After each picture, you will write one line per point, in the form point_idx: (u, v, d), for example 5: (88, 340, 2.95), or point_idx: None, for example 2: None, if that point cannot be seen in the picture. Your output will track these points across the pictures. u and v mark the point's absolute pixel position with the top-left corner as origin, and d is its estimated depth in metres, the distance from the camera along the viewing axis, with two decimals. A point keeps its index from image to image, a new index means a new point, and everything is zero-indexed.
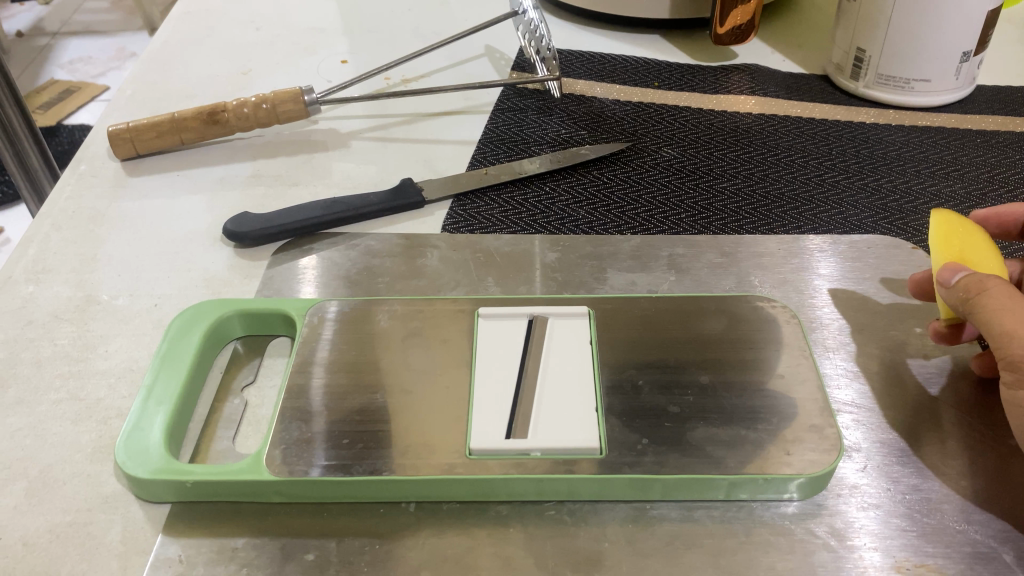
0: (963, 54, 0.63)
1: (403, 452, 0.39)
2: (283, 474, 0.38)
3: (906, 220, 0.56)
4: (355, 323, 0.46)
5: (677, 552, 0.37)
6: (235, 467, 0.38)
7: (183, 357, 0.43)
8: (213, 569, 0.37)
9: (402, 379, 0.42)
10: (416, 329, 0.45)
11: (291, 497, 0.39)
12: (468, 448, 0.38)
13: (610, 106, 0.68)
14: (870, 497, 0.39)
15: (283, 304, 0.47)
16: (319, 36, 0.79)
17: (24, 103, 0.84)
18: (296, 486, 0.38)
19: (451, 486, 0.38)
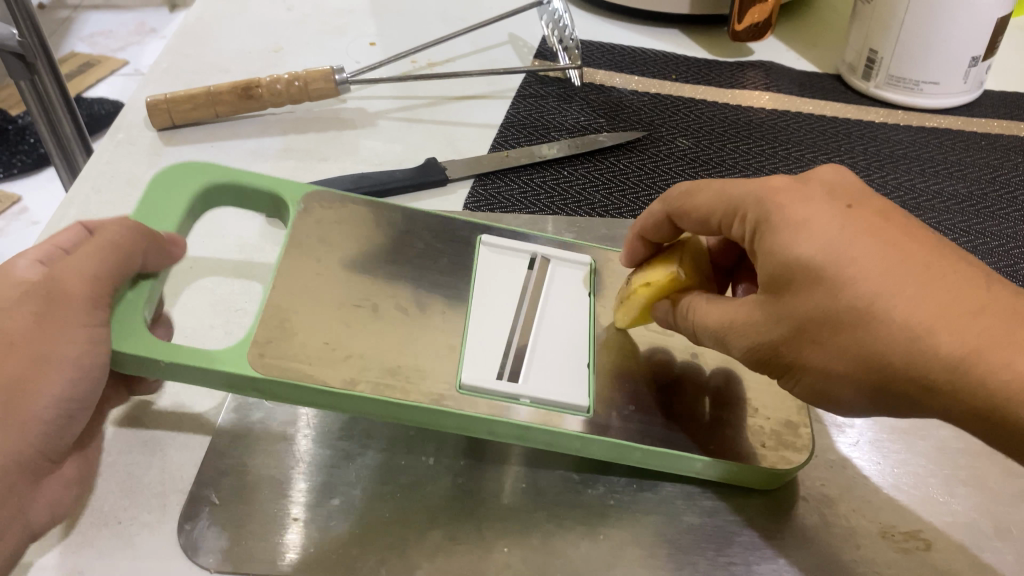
0: (972, 59, 0.65)
1: (393, 372, 0.37)
2: (262, 371, 0.35)
3: (910, 215, 0.59)
4: (353, 221, 0.44)
5: (677, 512, 0.40)
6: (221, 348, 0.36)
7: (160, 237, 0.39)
8: (247, 508, 0.39)
9: (398, 290, 0.41)
10: (417, 244, 0.45)
11: (265, 396, 0.36)
12: (459, 380, 0.38)
13: (629, 96, 0.71)
14: (861, 469, 0.42)
15: (271, 185, 0.43)
16: (349, 18, 0.81)
17: (77, 111, 0.85)
18: (277, 386, 0.36)
19: (439, 418, 0.37)
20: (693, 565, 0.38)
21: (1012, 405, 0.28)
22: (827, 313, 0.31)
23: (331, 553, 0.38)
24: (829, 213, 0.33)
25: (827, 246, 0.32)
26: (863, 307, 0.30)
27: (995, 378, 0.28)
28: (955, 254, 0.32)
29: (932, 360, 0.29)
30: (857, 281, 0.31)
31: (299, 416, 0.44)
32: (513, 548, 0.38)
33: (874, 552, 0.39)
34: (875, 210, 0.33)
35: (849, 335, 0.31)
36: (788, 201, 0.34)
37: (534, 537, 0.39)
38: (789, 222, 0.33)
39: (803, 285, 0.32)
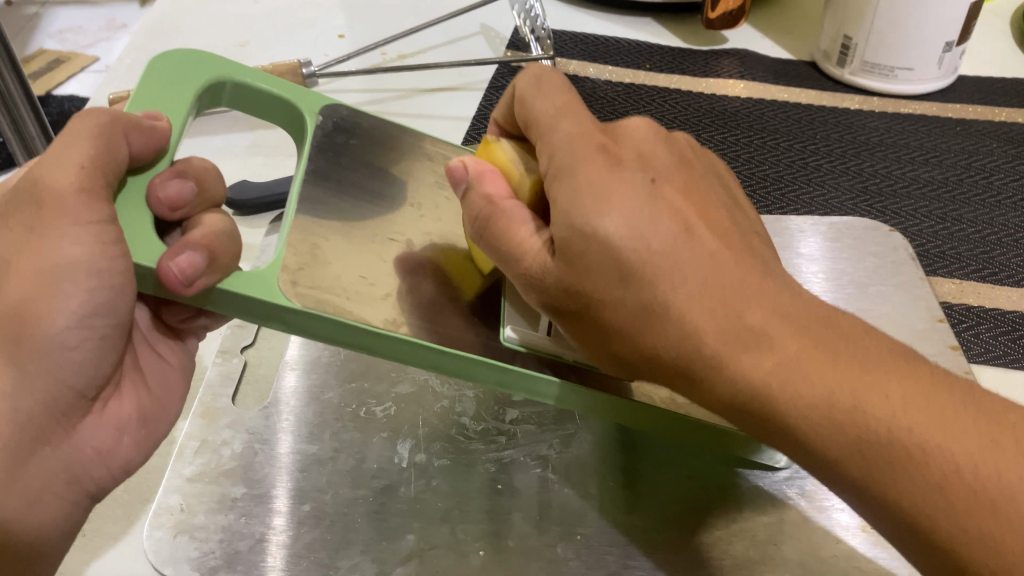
0: (946, 45, 0.65)
1: (423, 312, 0.34)
2: (301, 302, 0.31)
3: (885, 203, 0.59)
4: (367, 146, 0.40)
5: (656, 510, 0.40)
6: (245, 271, 0.31)
7: (172, 126, 0.33)
8: (215, 517, 0.38)
9: (430, 233, 0.40)
10: (439, 186, 0.42)
11: (291, 330, 0.32)
12: (503, 335, 0.36)
13: (603, 86, 0.70)
14: None
15: (291, 93, 0.38)
16: (317, 9, 0.80)
17: None
18: (309, 321, 0.32)
19: (482, 371, 0.34)
20: (672, 564, 0.37)
21: (764, 406, 0.28)
22: (619, 301, 0.30)
23: (302, 560, 0.36)
24: (630, 192, 0.30)
25: (628, 230, 0.29)
26: (654, 298, 0.29)
27: (753, 380, 0.28)
28: (738, 240, 0.31)
29: (703, 356, 0.29)
30: (651, 274, 0.29)
31: (268, 420, 0.43)
32: (489, 551, 0.37)
33: (854, 547, 0.38)
34: (674, 188, 0.32)
35: (643, 322, 0.29)
36: (591, 173, 0.31)
37: (509, 539, 0.38)
38: (589, 193, 0.30)
39: (602, 266, 0.30)
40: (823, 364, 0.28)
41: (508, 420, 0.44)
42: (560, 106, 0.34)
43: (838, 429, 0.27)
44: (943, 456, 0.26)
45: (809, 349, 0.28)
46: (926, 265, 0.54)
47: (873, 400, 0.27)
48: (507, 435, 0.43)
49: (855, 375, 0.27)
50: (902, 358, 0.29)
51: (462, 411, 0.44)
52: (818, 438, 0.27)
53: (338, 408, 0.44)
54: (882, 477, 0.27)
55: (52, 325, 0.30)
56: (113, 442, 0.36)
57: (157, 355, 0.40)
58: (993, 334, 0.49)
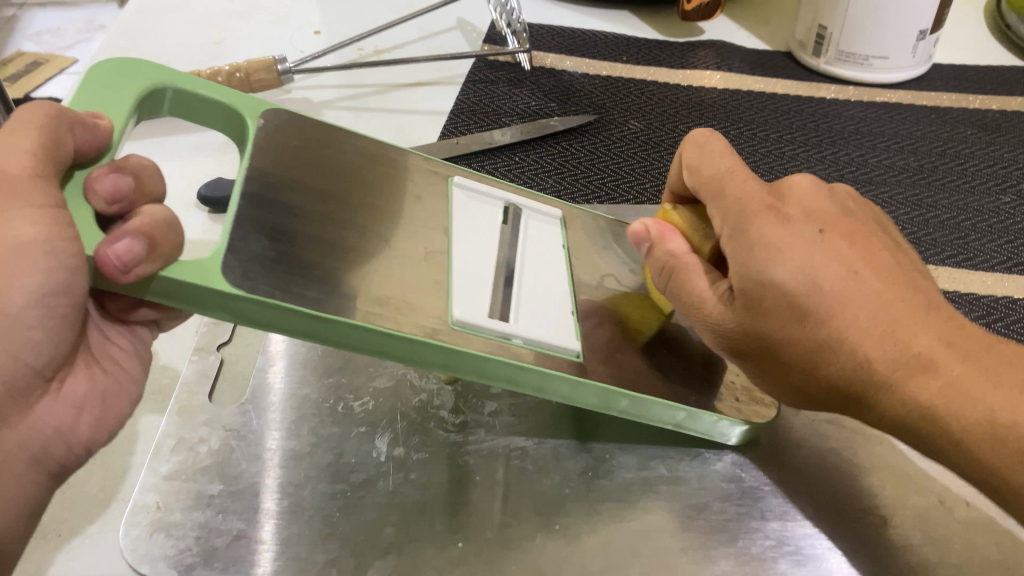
0: (920, 33, 0.65)
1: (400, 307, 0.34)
2: (246, 290, 0.30)
3: (861, 190, 0.59)
4: (319, 142, 0.38)
5: (634, 497, 0.40)
6: (183, 260, 0.30)
7: (114, 125, 0.32)
8: (192, 514, 0.38)
9: None
10: (412, 179, 0.41)
11: (236, 320, 0.31)
12: (452, 316, 0.34)
13: (579, 79, 0.70)
14: None
15: (230, 98, 0.37)
16: (292, 7, 0.79)
17: None
18: (254, 308, 0.30)
19: (431, 354, 0.33)
20: (649, 550, 0.37)
21: (931, 423, 0.32)
22: (793, 340, 0.32)
23: (280, 555, 0.36)
24: (804, 241, 0.33)
25: (800, 275, 0.32)
26: (831, 337, 0.32)
27: (921, 404, 0.31)
28: (899, 271, 0.33)
29: (874, 383, 0.32)
30: (824, 313, 0.32)
31: (245, 417, 0.42)
32: (467, 542, 0.37)
33: (831, 531, 0.38)
34: (842, 237, 0.34)
35: (815, 360, 0.32)
36: (767, 229, 0.33)
37: (486, 530, 0.38)
38: (766, 247, 0.33)
39: (779, 309, 0.32)
40: (986, 388, 0.31)
41: (486, 412, 0.44)
42: (726, 162, 0.37)
43: (1003, 441, 0.31)
44: None
45: (970, 373, 0.31)
46: None
47: (1023, 415, 0.30)
48: (485, 427, 0.43)
49: (1006, 396, 0.31)
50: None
51: (439, 404, 0.44)
52: (977, 447, 0.31)
53: (316, 404, 0.43)
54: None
55: (12, 302, 0.29)
56: (72, 421, 0.34)
57: (107, 339, 0.38)
58: (968, 317, 0.49)
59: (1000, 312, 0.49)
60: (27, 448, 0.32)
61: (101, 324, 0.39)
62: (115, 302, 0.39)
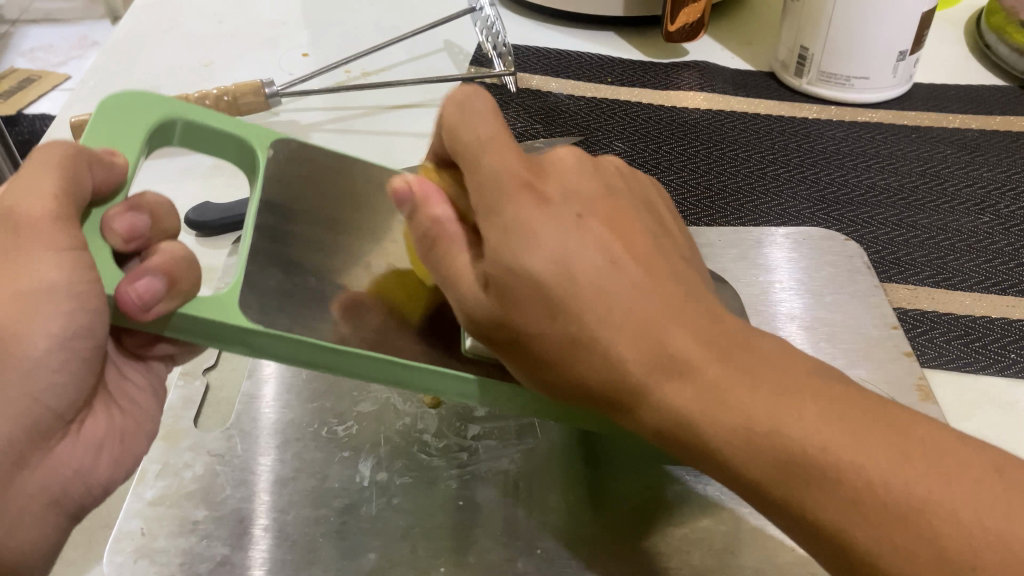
0: (900, 54, 0.66)
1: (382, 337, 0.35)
2: (262, 324, 0.32)
3: (842, 211, 0.60)
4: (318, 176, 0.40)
5: (615, 521, 0.40)
6: (202, 296, 0.32)
7: (129, 162, 0.33)
8: (176, 540, 0.38)
9: (393, 249, 0.40)
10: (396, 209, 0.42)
11: (256, 353, 0.33)
12: (466, 346, 0.36)
13: (565, 100, 0.70)
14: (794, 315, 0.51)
15: (243, 129, 0.37)
16: (281, 29, 0.80)
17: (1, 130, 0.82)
18: (273, 342, 0.32)
19: (441, 383, 0.35)
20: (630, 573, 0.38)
21: (686, 430, 0.29)
22: (545, 333, 0.30)
23: None
24: (561, 226, 0.30)
25: (555, 265, 0.29)
26: (582, 332, 0.29)
27: (680, 412, 0.29)
28: (660, 262, 0.31)
29: (631, 387, 0.30)
30: (576, 308, 0.29)
31: (230, 442, 0.43)
32: (451, 567, 0.38)
33: (810, 553, 0.39)
34: (600, 221, 0.31)
35: (575, 357, 0.30)
36: (521, 208, 0.30)
37: (469, 555, 0.38)
38: (524, 234, 0.30)
39: (528, 299, 0.30)
40: (771, 395, 0.29)
41: (470, 436, 0.44)
42: (490, 124, 0.33)
43: (760, 453, 0.28)
44: (861, 473, 0.27)
45: (734, 377, 0.29)
46: (881, 272, 0.54)
47: (795, 425, 0.28)
48: (468, 451, 0.43)
49: (779, 404, 0.28)
50: (821, 378, 0.30)
51: (423, 429, 0.45)
52: (742, 460, 0.28)
53: (300, 428, 0.44)
54: (802, 497, 0.28)
55: (34, 347, 0.29)
56: (91, 462, 0.35)
57: (123, 376, 0.39)
58: (947, 338, 0.50)
59: (978, 332, 0.50)
60: (39, 492, 0.32)
61: (119, 361, 0.39)
62: (133, 339, 0.39)
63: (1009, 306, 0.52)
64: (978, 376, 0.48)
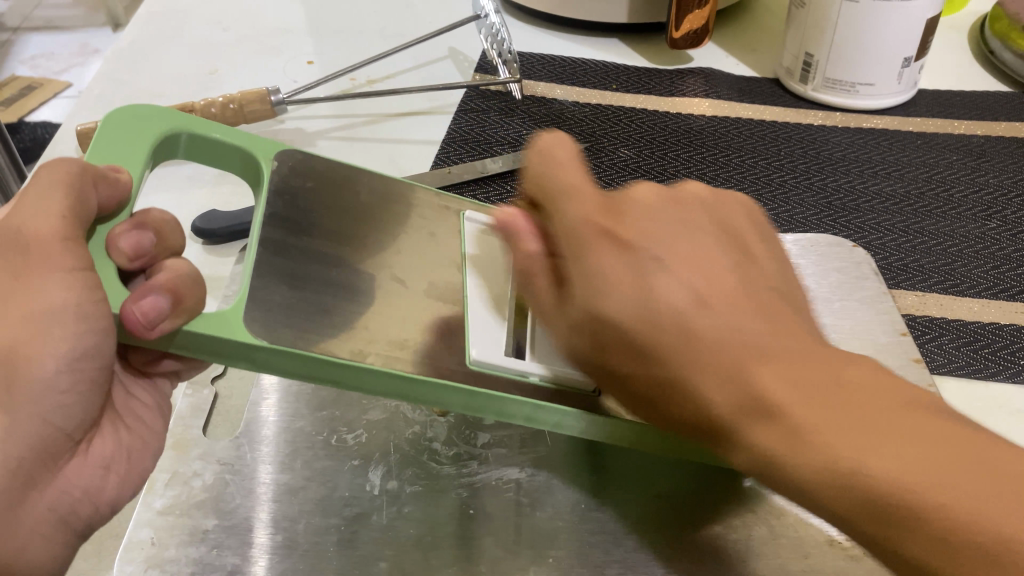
0: (905, 60, 0.66)
1: (394, 348, 0.35)
2: (266, 340, 0.31)
3: (849, 218, 0.60)
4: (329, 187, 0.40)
5: (626, 530, 0.40)
6: (206, 313, 0.31)
7: (133, 177, 0.33)
8: (187, 549, 0.38)
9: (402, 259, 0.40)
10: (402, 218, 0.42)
11: (258, 369, 0.32)
12: (470, 356, 0.36)
13: (570, 107, 0.70)
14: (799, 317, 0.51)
15: (244, 141, 0.38)
16: (286, 37, 0.80)
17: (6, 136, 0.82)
18: (278, 358, 0.32)
19: (448, 397, 0.35)
20: None
21: (772, 467, 0.29)
22: (639, 375, 0.32)
23: None
24: (635, 272, 0.32)
25: (633, 310, 0.32)
26: (669, 374, 0.31)
27: (766, 451, 0.29)
28: (752, 306, 0.32)
29: (721, 429, 0.31)
30: (660, 349, 0.31)
31: (239, 450, 0.43)
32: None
33: (822, 561, 0.38)
34: (681, 266, 0.33)
35: (665, 397, 0.32)
36: (603, 259, 0.32)
37: (481, 564, 0.38)
38: (599, 281, 0.32)
39: (616, 344, 0.32)
40: (843, 431, 0.28)
41: (479, 444, 0.44)
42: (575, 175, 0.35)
43: (838, 493, 0.28)
44: (941, 506, 0.26)
45: (822, 412, 0.29)
46: (889, 278, 0.54)
47: (871, 458, 0.27)
48: (478, 460, 0.43)
49: (857, 438, 0.28)
50: (924, 411, 0.29)
51: (432, 437, 0.44)
52: (819, 493, 0.28)
53: (309, 437, 0.44)
54: (899, 539, 0.27)
55: (48, 362, 0.29)
56: (99, 480, 0.35)
57: (130, 395, 0.39)
58: (956, 345, 0.50)
59: (987, 338, 0.50)
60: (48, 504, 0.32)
61: (124, 380, 0.39)
62: (138, 358, 0.39)
63: (1017, 312, 0.52)
64: (987, 382, 0.48)
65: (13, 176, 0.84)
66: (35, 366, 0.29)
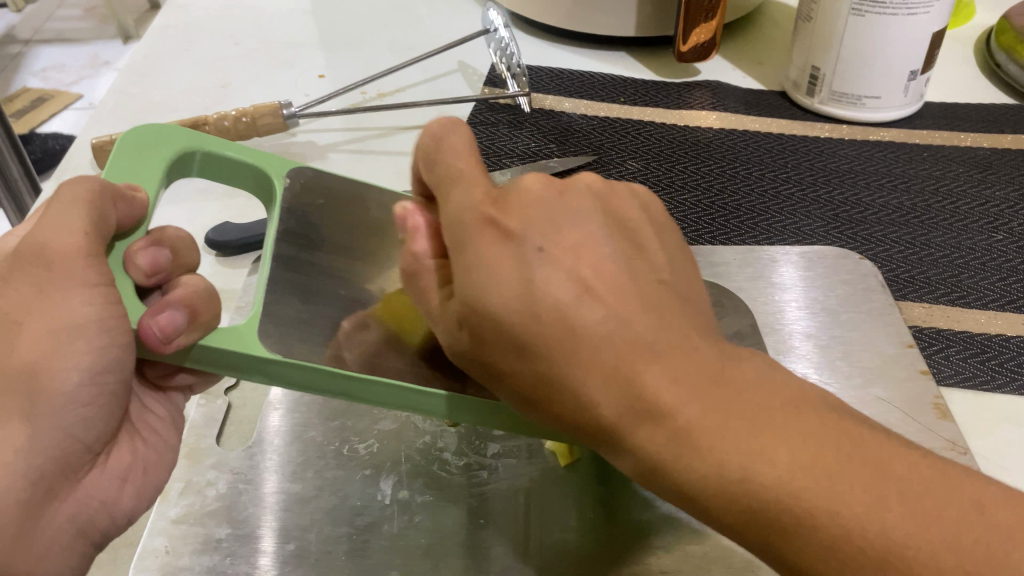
0: (911, 73, 0.67)
1: (407, 361, 0.36)
2: (281, 354, 0.32)
3: (856, 230, 0.60)
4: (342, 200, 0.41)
5: (635, 540, 0.40)
6: (222, 327, 0.32)
7: (149, 197, 0.33)
8: (200, 558, 0.38)
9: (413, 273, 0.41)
10: None
11: (275, 382, 0.33)
12: None
13: (578, 120, 0.71)
14: (806, 331, 0.52)
15: (256, 159, 0.38)
16: (298, 50, 0.81)
17: (21, 149, 0.83)
18: (293, 372, 0.32)
19: (466, 411, 0.35)
20: None
21: (662, 475, 0.28)
22: (518, 371, 0.30)
23: None
24: (512, 259, 0.29)
25: (513, 300, 0.29)
26: (548, 370, 0.29)
27: (655, 455, 0.28)
28: (636, 295, 0.30)
29: (609, 427, 0.29)
30: (541, 347, 0.29)
31: (251, 460, 0.43)
32: None
33: None
34: (562, 248, 0.30)
35: (552, 393, 0.29)
36: (484, 251, 0.30)
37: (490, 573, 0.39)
38: (476, 269, 0.30)
39: (498, 342, 0.30)
40: (736, 437, 0.27)
41: (489, 454, 0.45)
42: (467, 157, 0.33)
43: (729, 500, 0.27)
44: (831, 516, 0.25)
45: (715, 416, 0.27)
46: (896, 290, 0.55)
47: (759, 466, 0.26)
48: (488, 470, 0.44)
49: (744, 442, 0.27)
50: (824, 416, 0.28)
51: (443, 447, 0.45)
52: (706, 497, 0.27)
53: (320, 446, 0.44)
54: (789, 543, 0.26)
55: (67, 373, 0.30)
56: (116, 492, 0.35)
57: (144, 408, 0.40)
58: (963, 356, 0.50)
59: (993, 350, 0.50)
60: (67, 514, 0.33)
61: (140, 393, 0.41)
62: (153, 370, 0.40)
63: None
64: (993, 395, 0.48)
65: (28, 189, 0.85)
66: (54, 378, 0.30)
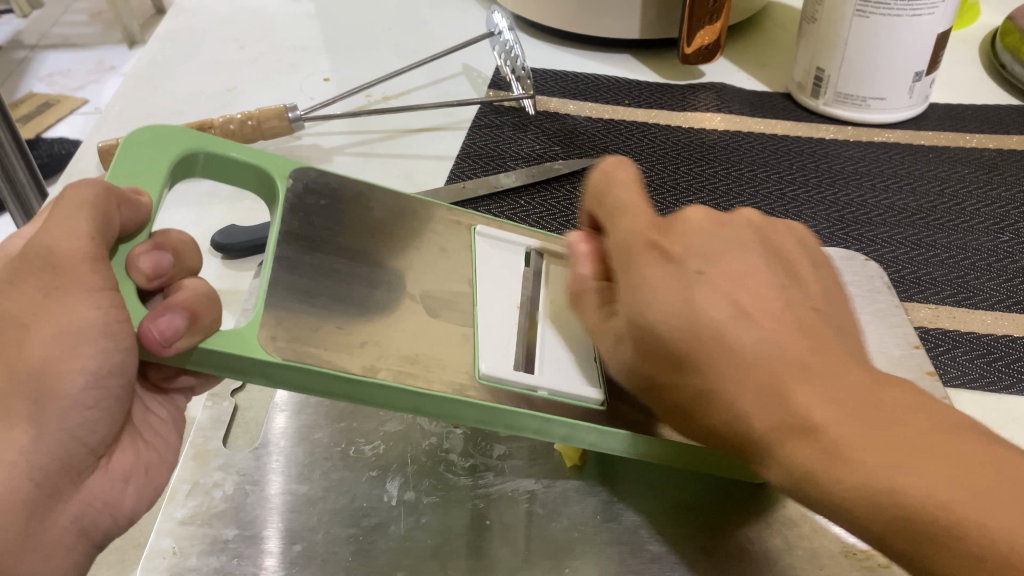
0: (916, 74, 0.67)
1: (413, 361, 0.36)
2: (282, 357, 0.32)
3: (862, 231, 0.60)
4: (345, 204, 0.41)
5: (642, 540, 0.40)
6: (223, 330, 0.32)
7: (153, 201, 0.33)
8: (207, 560, 0.39)
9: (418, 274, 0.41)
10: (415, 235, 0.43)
11: (274, 385, 0.33)
12: (479, 369, 0.37)
13: (583, 123, 0.71)
14: None
15: (260, 159, 0.38)
16: (303, 54, 0.81)
17: (28, 153, 0.83)
18: (293, 375, 0.33)
19: (464, 410, 0.36)
20: None
21: (812, 486, 0.28)
22: (681, 387, 0.31)
23: None
24: (680, 284, 0.31)
25: (671, 317, 0.31)
26: (707, 385, 0.30)
27: (802, 467, 0.28)
28: (800, 324, 0.31)
29: (755, 442, 0.30)
30: (700, 360, 0.30)
31: (257, 461, 0.43)
32: None
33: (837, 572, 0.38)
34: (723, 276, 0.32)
35: (707, 410, 0.31)
36: (649, 274, 0.32)
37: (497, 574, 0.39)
38: (646, 289, 0.32)
39: (661, 355, 0.31)
40: (885, 449, 0.27)
41: (494, 456, 0.45)
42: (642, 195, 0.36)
43: (878, 510, 0.27)
44: (976, 527, 0.25)
45: (858, 428, 0.28)
46: (902, 291, 0.55)
47: (910, 478, 0.26)
48: (494, 471, 0.44)
49: (898, 456, 0.27)
50: (960, 434, 0.28)
51: (449, 448, 0.45)
52: (850, 505, 0.27)
53: (327, 448, 0.44)
54: (924, 552, 0.26)
55: (74, 374, 0.30)
56: (119, 493, 0.35)
57: (147, 410, 0.40)
58: (970, 357, 0.50)
59: (1000, 351, 0.50)
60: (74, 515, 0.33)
61: (143, 395, 0.40)
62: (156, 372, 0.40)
63: None
64: (1000, 396, 0.48)
65: (34, 193, 0.85)
66: (61, 379, 0.30)
